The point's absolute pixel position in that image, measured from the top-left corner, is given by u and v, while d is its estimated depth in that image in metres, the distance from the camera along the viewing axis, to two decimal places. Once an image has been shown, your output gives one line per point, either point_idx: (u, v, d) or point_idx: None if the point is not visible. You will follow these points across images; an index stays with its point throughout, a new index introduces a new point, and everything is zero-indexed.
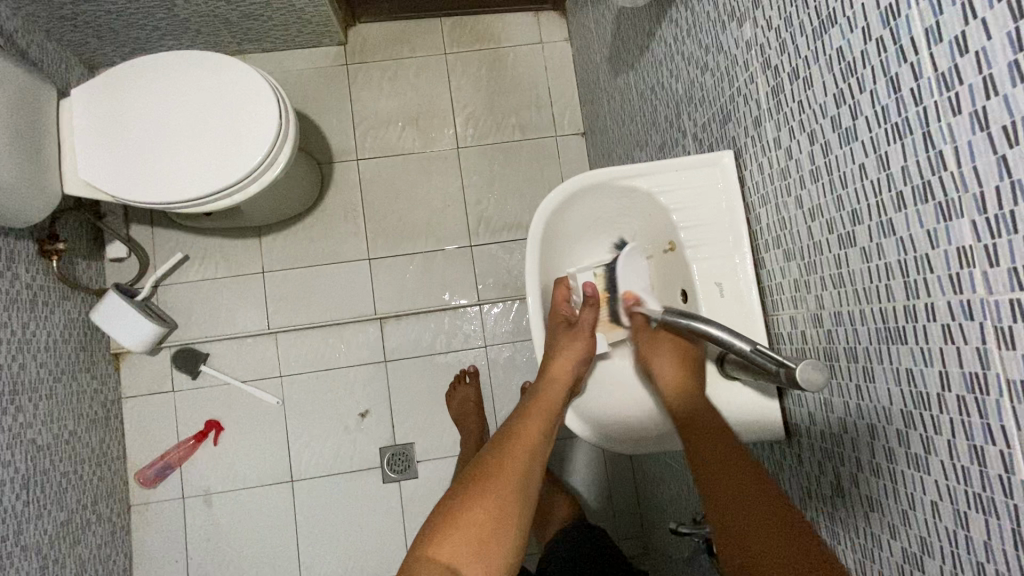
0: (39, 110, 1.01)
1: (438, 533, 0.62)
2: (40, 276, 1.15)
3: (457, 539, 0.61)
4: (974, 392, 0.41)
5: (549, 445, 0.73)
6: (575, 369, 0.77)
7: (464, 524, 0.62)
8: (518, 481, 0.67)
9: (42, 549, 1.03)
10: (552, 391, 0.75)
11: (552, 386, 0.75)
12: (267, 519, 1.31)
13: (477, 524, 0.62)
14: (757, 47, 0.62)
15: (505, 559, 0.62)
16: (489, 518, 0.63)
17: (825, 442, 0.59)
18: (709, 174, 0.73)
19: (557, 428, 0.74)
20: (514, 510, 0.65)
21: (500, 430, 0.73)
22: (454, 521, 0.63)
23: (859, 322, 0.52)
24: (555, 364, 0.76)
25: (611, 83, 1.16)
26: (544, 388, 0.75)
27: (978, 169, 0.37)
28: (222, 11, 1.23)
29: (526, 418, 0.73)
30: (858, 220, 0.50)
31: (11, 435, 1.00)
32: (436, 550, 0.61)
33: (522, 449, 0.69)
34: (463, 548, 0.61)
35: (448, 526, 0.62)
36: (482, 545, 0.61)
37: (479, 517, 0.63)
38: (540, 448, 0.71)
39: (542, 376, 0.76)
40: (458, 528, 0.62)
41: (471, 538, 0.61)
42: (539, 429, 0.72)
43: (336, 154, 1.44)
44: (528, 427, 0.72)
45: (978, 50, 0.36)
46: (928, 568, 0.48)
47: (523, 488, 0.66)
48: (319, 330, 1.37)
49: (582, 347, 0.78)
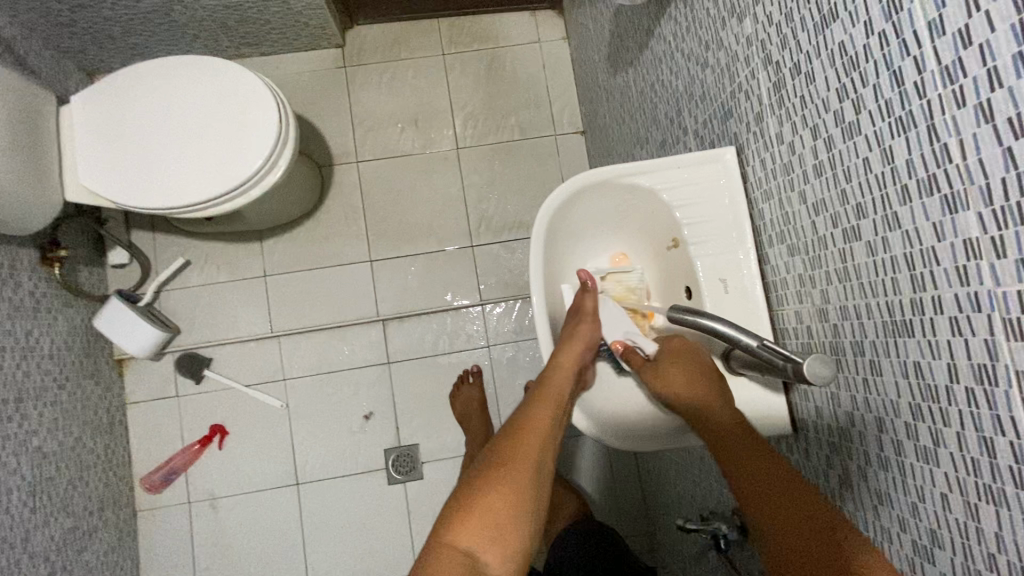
0: (40, 117, 1.01)
1: (455, 522, 0.62)
2: (43, 283, 1.15)
3: (473, 526, 0.61)
4: (982, 383, 0.41)
5: (561, 431, 0.72)
6: (582, 354, 0.77)
7: (480, 512, 0.62)
8: (533, 467, 0.66)
9: (50, 556, 1.03)
10: (560, 377, 0.75)
11: (560, 371, 0.75)
12: (272, 522, 1.31)
13: (492, 512, 0.62)
14: (758, 42, 0.62)
15: (522, 545, 0.62)
16: (505, 504, 0.63)
17: (832, 437, 0.60)
18: (711, 170, 0.73)
19: (567, 414, 0.74)
20: (530, 496, 0.65)
21: (510, 418, 0.73)
22: (471, 509, 0.62)
23: (865, 315, 0.53)
24: (563, 349, 0.76)
25: (610, 81, 1.16)
26: (552, 374, 0.75)
27: (984, 161, 0.37)
28: (220, 15, 1.23)
29: (536, 404, 0.73)
30: (862, 214, 0.50)
31: (16, 443, 1.00)
32: (454, 538, 0.61)
33: (535, 435, 0.69)
34: (480, 535, 0.61)
35: (464, 514, 0.62)
36: (498, 532, 0.61)
37: (494, 504, 0.63)
38: (551, 433, 0.71)
39: (550, 363, 0.76)
40: (474, 514, 0.62)
41: (487, 525, 0.62)
42: (550, 415, 0.71)
43: (337, 156, 1.44)
44: (538, 413, 0.72)
45: (982, 43, 0.36)
46: (938, 560, 0.48)
47: (538, 476, 0.66)
48: (321, 333, 1.37)
49: (589, 331, 0.79)
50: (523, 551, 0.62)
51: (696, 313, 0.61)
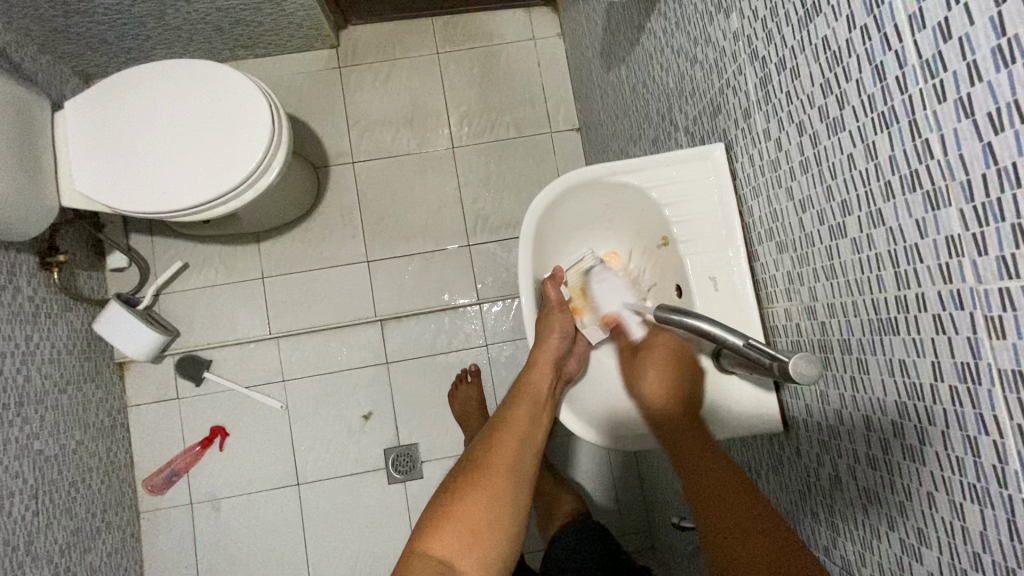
0: (35, 123, 1.02)
1: (430, 530, 0.63)
2: (42, 288, 1.16)
3: (448, 535, 0.62)
4: (966, 381, 0.40)
5: (540, 431, 0.73)
6: (559, 352, 0.78)
7: (453, 518, 0.63)
8: (509, 468, 0.68)
9: (54, 557, 1.04)
10: (536, 376, 0.75)
11: (537, 371, 0.76)
12: (274, 522, 1.32)
13: (466, 520, 0.63)
14: (744, 38, 0.61)
15: (498, 550, 0.63)
16: (478, 510, 0.64)
17: (822, 434, 0.59)
18: (700, 167, 0.72)
19: (547, 413, 0.75)
20: (506, 503, 0.65)
21: (489, 423, 0.74)
22: (445, 518, 0.64)
23: (851, 314, 0.52)
24: (539, 349, 0.77)
25: (604, 78, 1.16)
26: (530, 375, 0.76)
27: (964, 157, 0.37)
28: (213, 18, 1.24)
29: (513, 408, 0.74)
30: (848, 211, 0.50)
31: (18, 447, 1.01)
32: (427, 547, 0.62)
33: (511, 437, 0.70)
34: (454, 544, 0.62)
35: (438, 523, 0.63)
36: (472, 539, 0.62)
37: (468, 510, 0.64)
38: (528, 434, 0.71)
39: (527, 363, 0.77)
40: (449, 522, 0.63)
41: (461, 532, 0.63)
42: (527, 418, 0.73)
43: (333, 157, 1.44)
44: (516, 415, 0.73)
45: (962, 36, 0.35)
46: (926, 559, 0.48)
47: (514, 478, 0.67)
48: (319, 334, 1.38)
49: (561, 328, 0.79)
50: (500, 557, 0.63)
51: (681, 313, 0.61)
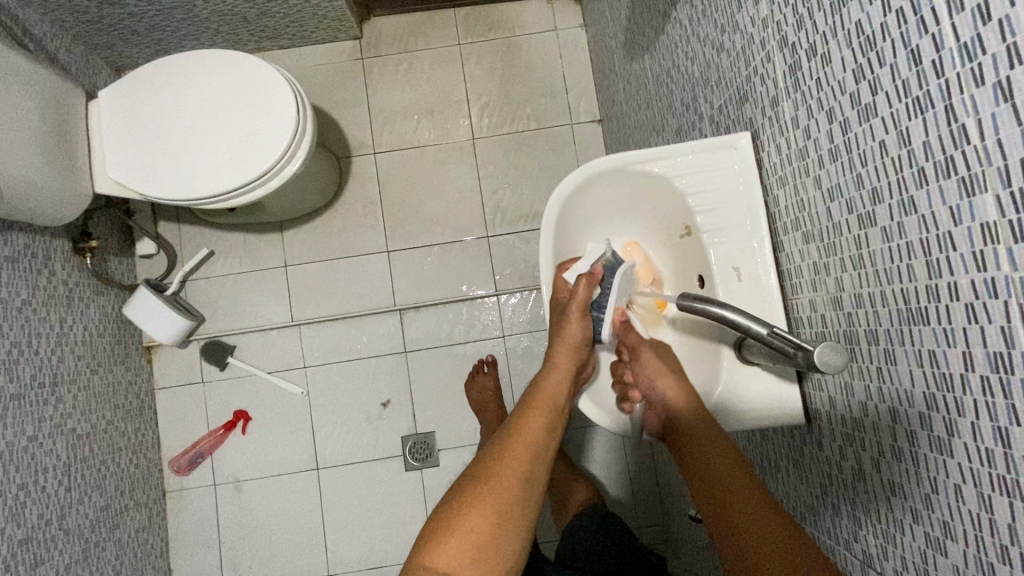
0: (71, 111, 1.05)
1: (433, 541, 0.62)
2: (75, 272, 1.19)
3: (454, 545, 0.61)
4: (998, 371, 0.39)
5: (552, 439, 0.73)
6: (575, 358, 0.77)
7: (459, 530, 0.62)
8: (519, 479, 0.67)
9: (85, 532, 1.08)
10: (552, 381, 0.76)
11: (554, 376, 0.76)
12: (293, 505, 1.35)
13: (472, 529, 0.62)
14: (774, 24, 0.61)
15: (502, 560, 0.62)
16: (484, 519, 0.63)
17: (845, 427, 0.59)
18: (726, 156, 0.71)
19: (559, 421, 0.75)
20: (515, 511, 0.65)
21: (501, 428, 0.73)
22: (449, 529, 0.62)
23: (879, 303, 0.51)
24: (556, 355, 0.77)
25: (627, 68, 1.15)
26: (547, 379, 0.76)
27: (1002, 141, 0.36)
28: (241, 9, 1.25)
29: (528, 414, 0.73)
30: (878, 199, 0.49)
31: (53, 424, 1.05)
32: (431, 557, 0.60)
33: (524, 441, 0.70)
34: (460, 552, 0.61)
35: (443, 535, 0.62)
36: (480, 549, 0.61)
37: (475, 520, 0.63)
38: (542, 440, 0.71)
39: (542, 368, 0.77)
40: (455, 533, 0.62)
41: (466, 544, 0.61)
42: (540, 425, 0.72)
43: (354, 148, 1.45)
44: (531, 420, 0.72)
45: (1002, 18, 0.34)
46: (951, 552, 0.47)
47: (523, 485, 0.67)
48: (339, 323, 1.40)
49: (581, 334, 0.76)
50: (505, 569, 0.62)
51: (706, 301, 0.60)
